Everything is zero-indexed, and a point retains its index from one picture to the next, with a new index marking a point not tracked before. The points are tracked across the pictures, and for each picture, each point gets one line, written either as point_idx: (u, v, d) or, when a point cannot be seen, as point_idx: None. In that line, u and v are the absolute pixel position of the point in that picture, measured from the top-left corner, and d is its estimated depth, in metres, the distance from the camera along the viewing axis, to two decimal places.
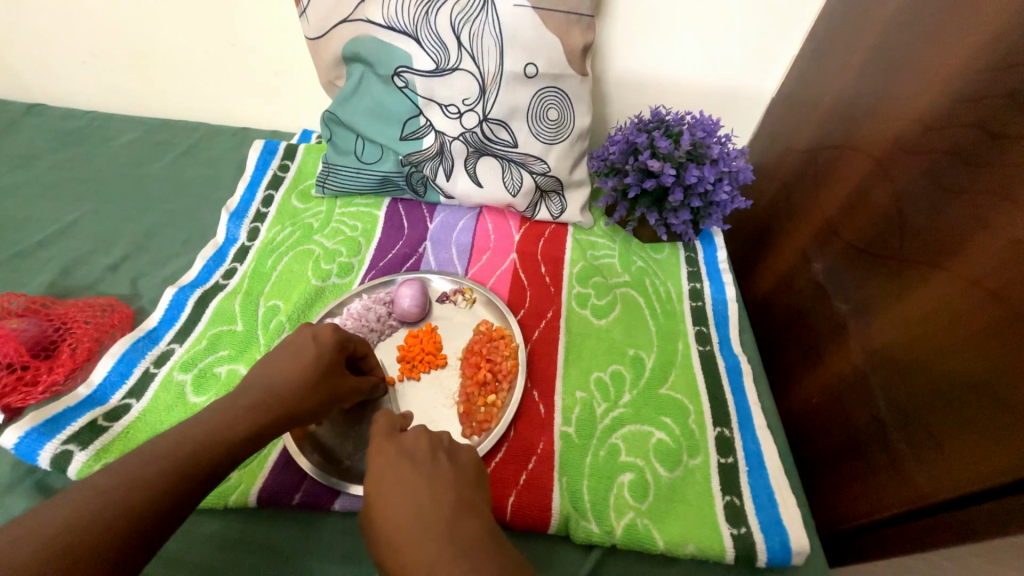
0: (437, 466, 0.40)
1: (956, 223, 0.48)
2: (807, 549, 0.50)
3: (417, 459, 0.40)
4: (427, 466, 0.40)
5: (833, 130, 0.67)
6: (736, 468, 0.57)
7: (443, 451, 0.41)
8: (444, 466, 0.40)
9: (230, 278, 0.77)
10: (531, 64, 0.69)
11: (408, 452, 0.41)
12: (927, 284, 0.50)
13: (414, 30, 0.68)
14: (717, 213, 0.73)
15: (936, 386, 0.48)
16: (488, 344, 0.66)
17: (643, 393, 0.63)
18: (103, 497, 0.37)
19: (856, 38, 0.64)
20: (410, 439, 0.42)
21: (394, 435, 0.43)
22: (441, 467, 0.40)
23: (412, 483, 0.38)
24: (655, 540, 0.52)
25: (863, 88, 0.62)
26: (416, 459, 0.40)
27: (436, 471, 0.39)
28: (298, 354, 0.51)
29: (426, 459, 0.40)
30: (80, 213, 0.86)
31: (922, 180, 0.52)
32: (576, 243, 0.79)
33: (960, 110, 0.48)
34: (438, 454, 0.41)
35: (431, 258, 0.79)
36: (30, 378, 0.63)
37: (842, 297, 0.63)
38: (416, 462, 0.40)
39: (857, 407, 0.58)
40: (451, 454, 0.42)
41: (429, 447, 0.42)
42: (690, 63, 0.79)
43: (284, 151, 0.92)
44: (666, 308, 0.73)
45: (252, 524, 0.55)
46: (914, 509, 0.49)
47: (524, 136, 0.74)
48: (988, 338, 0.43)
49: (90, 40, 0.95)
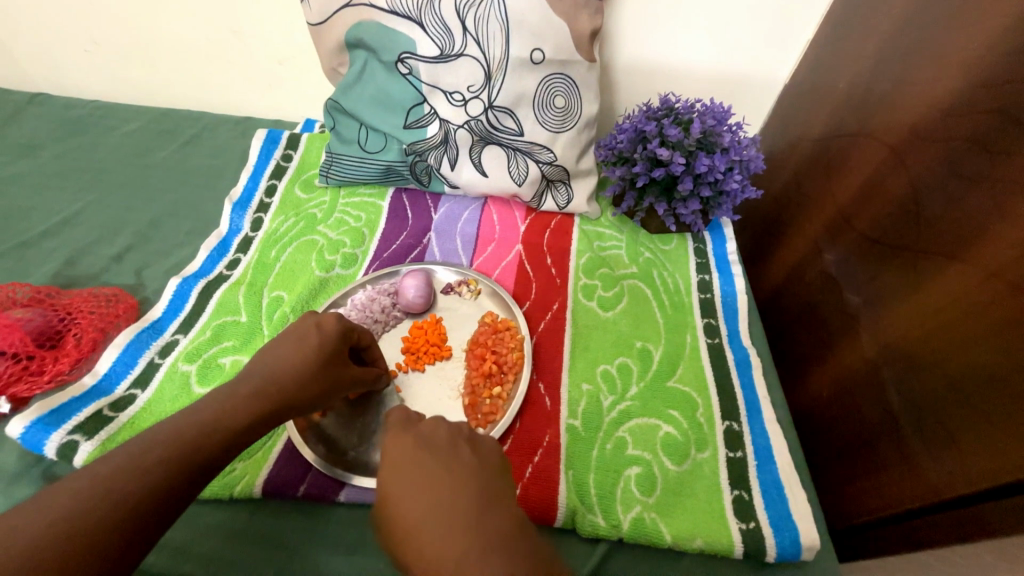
0: (458, 454, 0.39)
1: (974, 213, 0.46)
2: (817, 543, 0.50)
3: (436, 448, 0.39)
4: (450, 456, 0.39)
5: (847, 117, 0.65)
6: (745, 462, 0.56)
7: (463, 439, 0.40)
8: (466, 454, 0.39)
9: (234, 269, 0.76)
10: (537, 49, 0.67)
11: (426, 440, 0.40)
12: (945, 275, 0.49)
13: (417, 15, 0.67)
14: (727, 202, 0.71)
15: (952, 379, 0.47)
16: (493, 336, 0.65)
17: (650, 386, 0.62)
18: (101, 487, 0.37)
19: (873, 22, 0.62)
20: (429, 428, 0.41)
21: (413, 423, 0.42)
22: (463, 456, 0.39)
23: (434, 474, 0.37)
24: (662, 534, 0.51)
25: (879, 74, 0.60)
26: (437, 449, 0.39)
27: (458, 459, 0.38)
28: (301, 343, 0.51)
29: (446, 448, 0.39)
30: (83, 203, 0.86)
31: (941, 167, 0.51)
32: (583, 234, 0.78)
33: (981, 95, 0.47)
34: (460, 443, 0.40)
35: (435, 248, 0.78)
36: (36, 367, 0.63)
37: (854, 290, 0.62)
38: (438, 453, 0.39)
39: (869, 401, 0.57)
40: (472, 443, 0.40)
41: (448, 436, 0.40)
42: (699, 49, 0.77)
43: (287, 140, 0.91)
44: (675, 299, 0.72)
45: (256, 516, 0.55)
46: (928, 505, 0.48)
47: (530, 124, 0.72)
48: (1006, 330, 0.42)
49: (92, 28, 0.94)
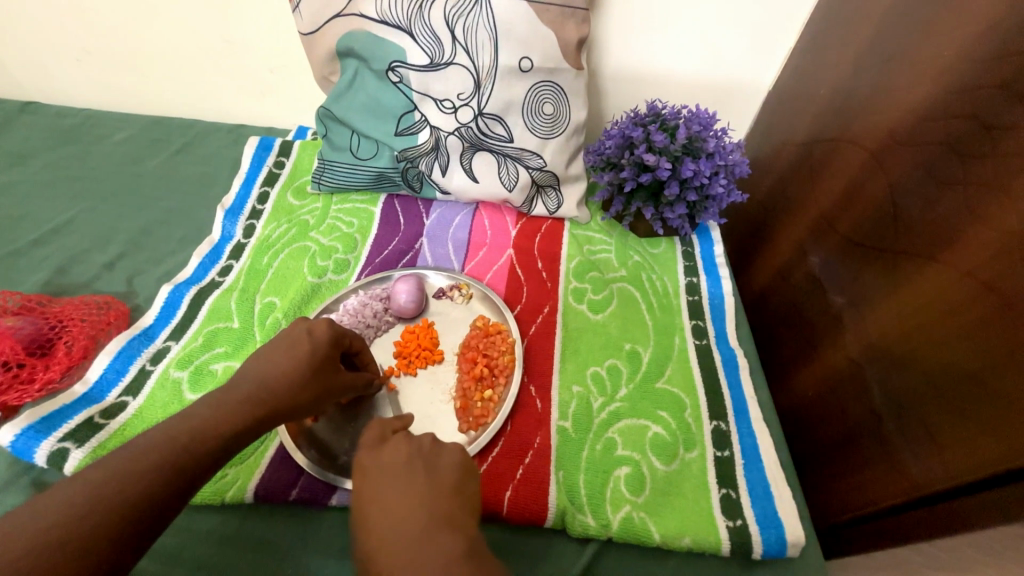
0: (413, 474, 0.39)
1: (949, 215, 0.48)
2: (802, 540, 0.51)
3: (394, 469, 0.40)
4: (405, 476, 0.39)
5: (828, 123, 0.67)
6: (732, 461, 0.57)
7: (421, 456, 0.41)
8: (421, 474, 0.39)
9: (226, 275, 0.77)
10: (525, 58, 0.68)
11: (385, 461, 0.40)
12: (923, 276, 0.50)
13: (407, 25, 0.68)
14: (713, 206, 0.73)
15: (930, 377, 0.48)
16: (485, 339, 0.66)
17: (639, 388, 0.63)
18: (94, 493, 0.37)
19: (851, 31, 0.63)
20: (390, 447, 0.42)
21: (378, 444, 0.43)
22: (418, 476, 0.39)
23: (388, 496, 0.37)
24: (651, 533, 0.52)
25: (858, 81, 0.62)
26: (393, 469, 0.39)
27: (412, 480, 0.38)
28: (293, 348, 0.51)
29: (403, 469, 0.39)
30: (75, 211, 0.86)
31: (918, 171, 0.52)
32: (573, 238, 0.79)
33: (953, 102, 0.48)
34: (416, 462, 0.40)
35: (427, 254, 0.78)
36: (27, 376, 0.63)
37: (838, 291, 0.63)
38: (394, 473, 0.39)
39: (853, 400, 0.58)
40: (430, 461, 0.41)
41: (407, 456, 0.41)
42: (685, 57, 0.79)
43: (279, 147, 0.91)
44: (663, 302, 0.73)
45: (248, 520, 0.55)
46: (909, 501, 0.49)
47: (519, 131, 0.74)
48: (981, 329, 0.43)
49: (84, 37, 0.95)
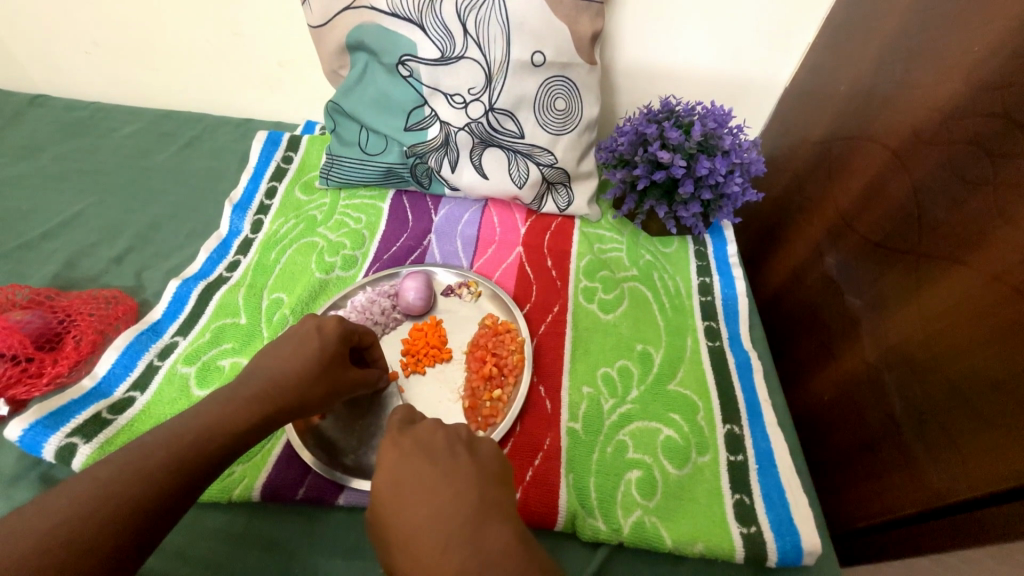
0: (457, 460, 0.38)
1: (977, 216, 0.46)
2: (818, 549, 0.50)
3: (434, 453, 0.39)
4: (447, 460, 0.38)
5: (848, 120, 0.65)
6: (746, 466, 0.56)
7: (461, 443, 0.40)
8: (464, 459, 0.38)
9: (233, 271, 0.76)
10: (538, 52, 0.67)
11: (424, 445, 0.40)
12: (946, 280, 0.49)
13: (418, 18, 0.67)
14: (728, 205, 0.71)
15: (953, 383, 0.47)
16: (494, 338, 0.65)
17: (650, 389, 0.62)
18: (102, 491, 0.37)
19: (874, 25, 0.62)
20: (425, 431, 0.41)
21: (411, 428, 0.41)
22: (461, 461, 0.38)
23: (432, 480, 0.36)
24: (663, 539, 0.51)
25: (880, 78, 0.60)
26: (434, 454, 0.39)
27: (455, 464, 0.38)
28: (301, 346, 0.50)
29: (444, 454, 0.39)
30: (83, 205, 0.86)
31: (942, 172, 0.51)
32: (583, 237, 0.78)
33: (983, 99, 0.47)
34: (457, 447, 0.39)
35: (436, 250, 0.77)
36: (35, 370, 0.63)
37: (855, 293, 0.62)
38: (435, 457, 0.38)
39: (871, 405, 0.57)
40: (470, 447, 0.40)
41: (447, 441, 0.40)
42: (701, 51, 0.77)
43: (287, 142, 0.90)
44: (675, 302, 0.71)
45: (255, 519, 0.54)
46: (929, 510, 0.48)
47: (530, 127, 0.72)
48: (1008, 333, 0.42)
49: (93, 30, 0.95)
